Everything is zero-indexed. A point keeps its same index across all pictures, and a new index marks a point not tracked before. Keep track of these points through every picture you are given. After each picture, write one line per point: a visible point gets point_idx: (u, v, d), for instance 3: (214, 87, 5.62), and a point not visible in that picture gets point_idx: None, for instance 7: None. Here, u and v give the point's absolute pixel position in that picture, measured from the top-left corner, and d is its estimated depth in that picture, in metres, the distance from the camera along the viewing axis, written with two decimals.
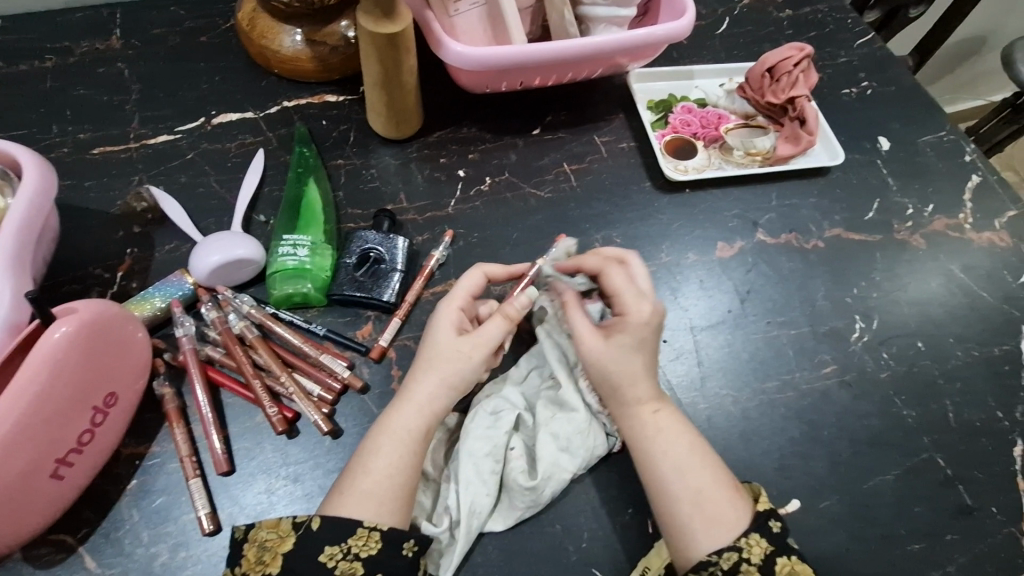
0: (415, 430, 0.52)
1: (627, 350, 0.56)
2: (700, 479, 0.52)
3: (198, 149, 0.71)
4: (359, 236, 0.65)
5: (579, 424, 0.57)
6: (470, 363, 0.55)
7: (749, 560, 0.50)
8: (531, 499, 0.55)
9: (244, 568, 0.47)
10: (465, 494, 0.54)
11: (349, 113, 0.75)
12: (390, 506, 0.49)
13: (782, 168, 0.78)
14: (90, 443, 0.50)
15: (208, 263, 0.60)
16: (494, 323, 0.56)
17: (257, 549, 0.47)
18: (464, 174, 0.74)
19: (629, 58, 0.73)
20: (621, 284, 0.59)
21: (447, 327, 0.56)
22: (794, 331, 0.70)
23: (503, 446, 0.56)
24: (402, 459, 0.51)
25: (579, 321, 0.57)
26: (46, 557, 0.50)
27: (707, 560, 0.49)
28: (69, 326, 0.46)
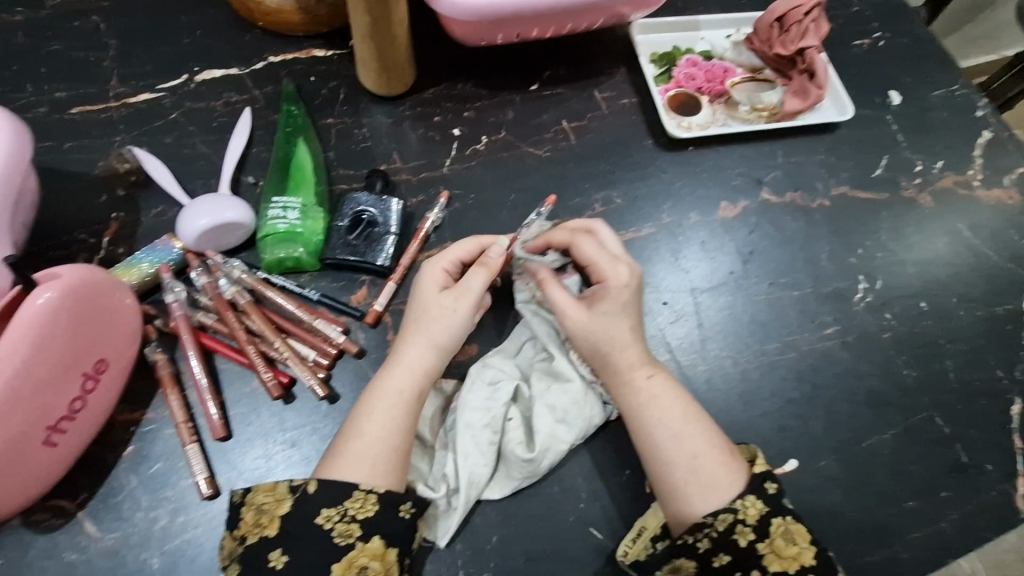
0: (413, 394, 0.52)
1: (611, 316, 0.56)
2: (695, 443, 0.52)
3: (181, 108, 0.68)
4: (351, 198, 0.63)
5: (574, 395, 0.56)
6: (457, 318, 0.54)
7: (744, 522, 0.50)
8: (528, 470, 0.55)
9: (243, 531, 0.47)
10: (463, 464, 0.54)
11: (338, 69, 0.72)
12: (387, 470, 0.48)
13: (790, 124, 0.76)
14: (83, 410, 0.49)
15: (196, 227, 0.58)
16: (476, 275, 0.55)
17: (254, 512, 0.47)
18: (459, 133, 0.72)
19: (632, 7, 0.69)
20: (594, 254, 0.58)
21: (441, 290, 0.55)
22: (797, 292, 0.69)
23: (501, 417, 0.55)
24: (400, 423, 0.50)
25: (558, 295, 0.56)
26: (45, 522, 0.50)
27: (702, 523, 0.50)
28: (53, 292, 0.44)
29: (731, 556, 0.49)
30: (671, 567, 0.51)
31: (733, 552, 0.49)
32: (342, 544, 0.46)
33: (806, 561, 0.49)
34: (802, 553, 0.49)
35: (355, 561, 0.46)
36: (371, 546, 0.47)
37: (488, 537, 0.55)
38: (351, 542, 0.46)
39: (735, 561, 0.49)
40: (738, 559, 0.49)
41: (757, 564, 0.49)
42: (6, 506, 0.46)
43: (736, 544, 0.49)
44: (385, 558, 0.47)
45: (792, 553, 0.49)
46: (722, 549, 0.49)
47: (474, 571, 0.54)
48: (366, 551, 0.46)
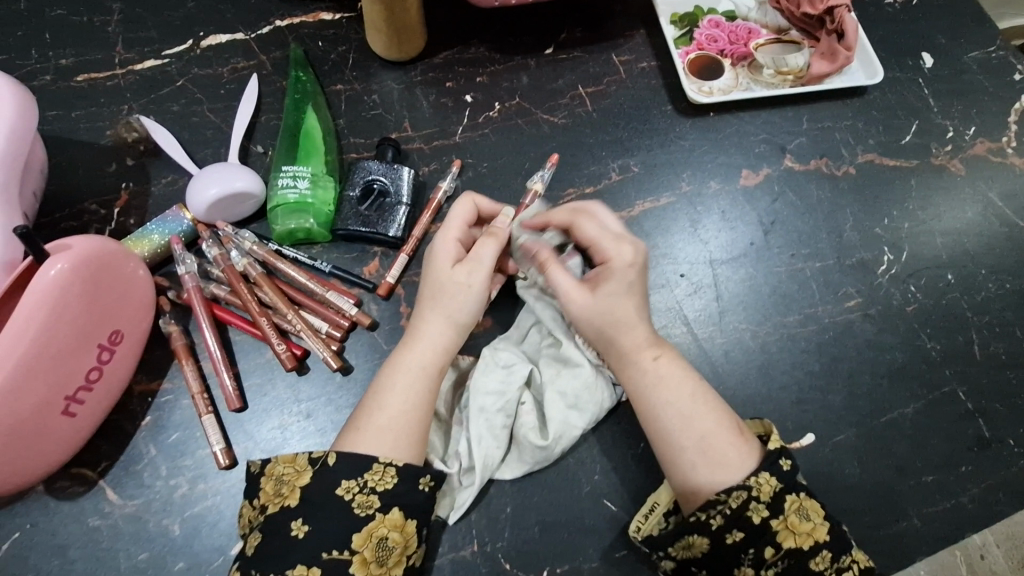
0: (428, 366, 0.51)
1: (616, 298, 0.53)
2: (704, 424, 0.50)
3: (188, 75, 0.66)
4: (362, 167, 0.62)
5: (585, 379, 0.55)
6: (472, 291, 0.53)
7: (757, 498, 0.48)
8: (541, 456, 0.54)
9: (264, 500, 0.46)
10: (477, 447, 0.54)
11: (347, 32, 0.70)
12: (404, 442, 0.48)
13: (817, 88, 0.72)
14: (100, 380, 0.49)
15: (206, 197, 0.57)
16: (486, 244, 0.54)
17: (274, 482, 0.47)
18: (472, 99, 0.69)
19: None
20: (597, 233, 0.55)
21: (451, 261, 0.53)
22: (819, 264, 0.67)
23: (514, 401, 0.55)
24: (414, 394, 0.50)
25: (561, 278, 0.54)
26: (68, 489, 0.51)
27: (715, 499, 0.47)
28: (66, 262, 0.44)
29: (743, 533, 0.47)
30: (681, 543, 0.49)
31: (746, 529, 0.47)
32: (362, 515, 0.45)
33: (820, 537, 0.47)
34: (816, 528, 0.48)
35: (375, 532, 0.45)
36: (392, 518, 0.46)
37: (503, 508, 0.55)
38: (371, 514, 0.45)
39: (748, 538, 0.47)
40: (752, 536, 0.47)
41: (770, 541, 0.47)
42: (28, 475, 0.47)
43: (749, 521, 0.47)
44: (405, 529, 0.46)
45: (807, 529, 0.47)
46: (735, 526, 0.47)
47: (489, 540, 0.54)
48: (386, 522, 0.46)
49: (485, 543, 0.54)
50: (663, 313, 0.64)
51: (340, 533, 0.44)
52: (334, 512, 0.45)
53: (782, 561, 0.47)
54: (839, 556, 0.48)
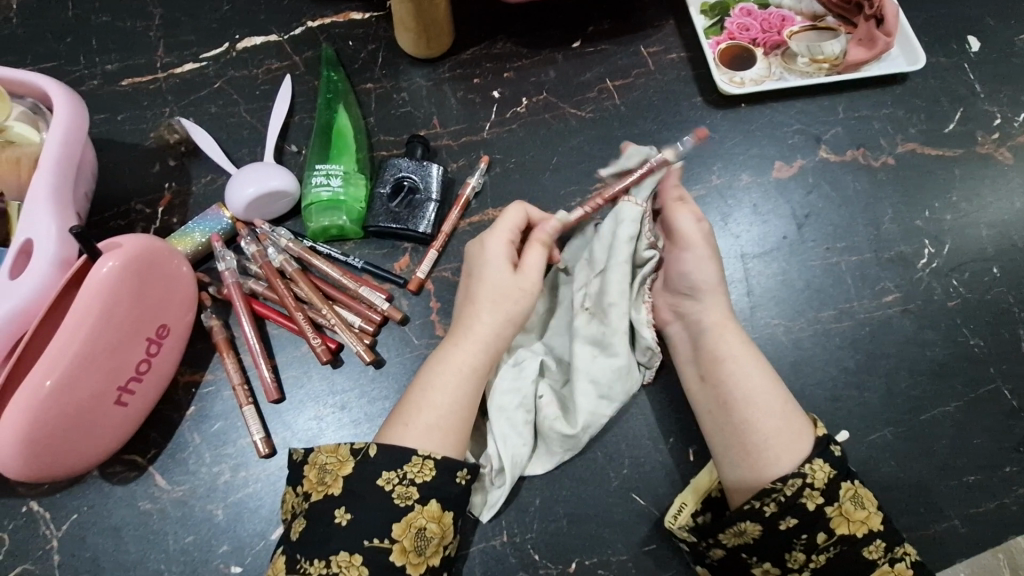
0: (462, 361, 0.52)
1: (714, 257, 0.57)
2: (777, 400, 0.50)
3: (225, 77, 0.69)
4: (392, 164, 0.63)
5: (618, 367, 0.55)
6: (524, 297, 0.54)
7: (812, 485, 0.47)
8: (570, 445, 0.55)
9: (308, 488, 0.48)
10: (505, 447, 0.54)
11: (376, 31, 0.71)
12: (440, 437, 0.49)
13: (854, 76, 0.70)
14: (148, 372, 0.52)
15: (244, 196, 0.59)
16: (534, 252, 0.55)
17: (317, 471, 0.48)
18: (500, 94, 0.70)
19: None
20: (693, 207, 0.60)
21: (499, 261, 0.54)
22: (856, 257, 0.65)
23: (532, 396, 0.56)
24: (449, 388, 0.51)
25: (687, 220, 0.55)
26: (120, 474, 0.53)
27: (770, 487, 0.47)
28: (116, 260, 0.46)
29: (797, 519, 0.46)
30: (732, 531, 0.48)
31: (801, 517, 0.46)
32: (401, 506, 0.46)
33: (874, 526, 0.47)
34: (870, 516, 0.47)
35: (413, 523, 0.46)
36: (430, 508, 0.47)
37: (532, 500, 0.56)
38: (410, 505, 0.47)
39: (801, 524, 0.46)
40: (805, 522, 0.46)
41: (824, 527, 0.46)
42: (85, 461, 0.50)
43: (804, 508, 0.46)
44: (443, 520, 0.47)
45: (861, 517, 0.47)
46: (789, 513, 0.46)
47: (518, 531, 0.55)
48: (425, 513, 0.47)
49: (515, 534, 0.55)
50: None
51: (379, 521, 0.46)
52: (372, 501, 0.46)
53: (835, 547, 0.46)
54: (892, 546, 0.47)
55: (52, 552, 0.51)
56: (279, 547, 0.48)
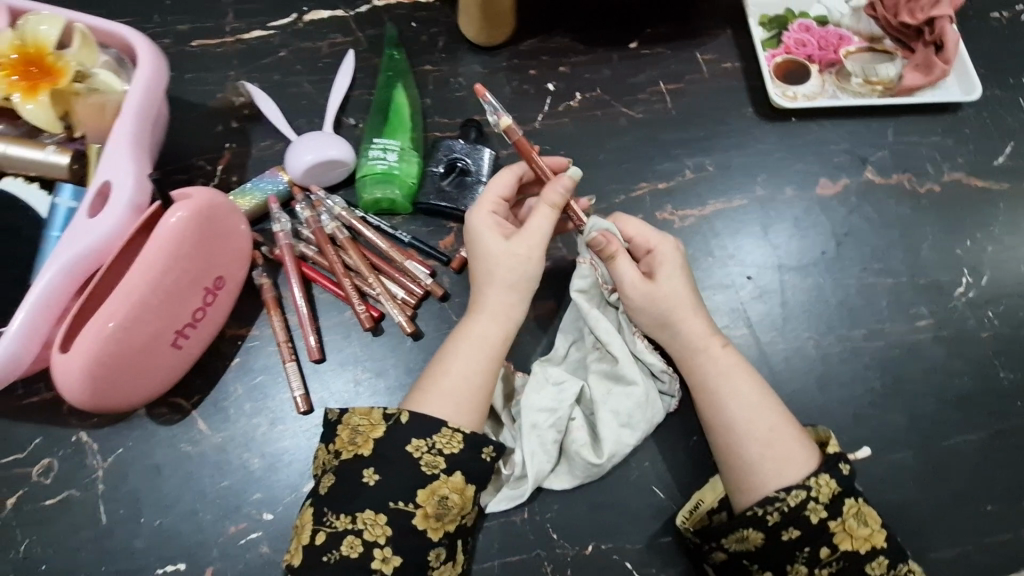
0: (485, 335, 0.54)
1: (674, 281, 0.57)
2: (765, 419, 0.51)
3: (290, 47, 0.70)
4: (446, 145, 0.65)
5: (638, 398, 0.56)
6: (529, 260, 0.55)
7: (816, 499, 0.48)
8: (592, 471, 0.56)
9: (339, 446, 0.50)
10: (530, 460, 0.55)
11: (439, 17, 0.73)
12: (459, 411, 0.51)
13: (906, 101, 0.71)
14: (203, 320, 0.54)
15: (301, 163, 0.61)
16: (542, 214, 0.55)
17: (350, 431, 0.50)
18: (553, 87, 0.71)
19: None
20: (648, 237, 0.58)
21: (489, 231, 0.56)
22: (892, 280, 0.66)
23: (565, 417, 0.57)
24: (479, 363, 0.53)
25: (627, 268, 0.56)
26: (165, 416, 0.56)
27: (773, 496, 0.48)
28: (185, 211, 0.49)
29: (800, 531, 0.48)
30: (735, 536, 0.49)
31: (803, 528, 0.48)
32: (428, 474, 0.48)
33: (877, 543, 0.48)
34: (873, 533, 0.48)
35: (437, 491, 0.48)
36: (454, 480, 0.49)
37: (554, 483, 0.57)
38: (435, 473, 0.48)
39: (805, 536, 0.48)
40: (809, 535, 0.48)
41: (827, 541, 0.48)
42: (140, 398, 0.52)
43: (807, 520, 0.48)
44: (464, 493, 0.49)
45: (864, 534, 0.48)
46: (792, 524, 0.48)
47: (539, 510, 0.57)
48: (449, 483, 0.48)
49: (536, 514, 0.57)
50: (726, 313, 0.64)
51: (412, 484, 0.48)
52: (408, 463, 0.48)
53: (838, 562, 0.48)
54: (895, 563, 0.48)
55: (97, 482, 0.54)
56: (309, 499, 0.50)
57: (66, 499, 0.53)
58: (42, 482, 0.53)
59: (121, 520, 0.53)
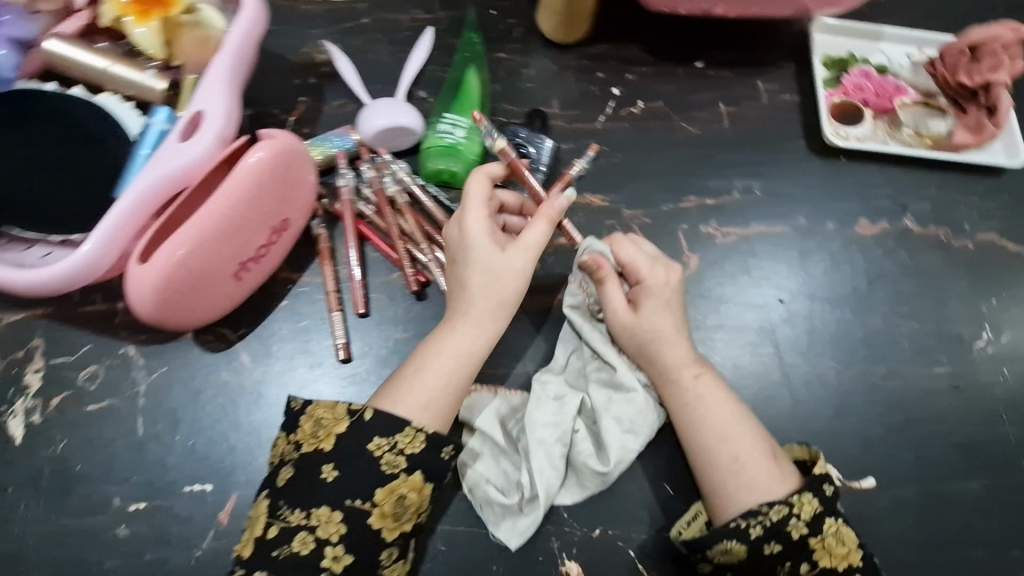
0: (463, 345, 0.55)
1: (657, 315, 0.58)
2: (730, 448, 0.54)
3: (373, 15, 0.73)
4: (511, 131, 0.68)
5: (639, 404, 0.58)
6: (517, 272, 0.55)
7: (798, 516, 0.50)
8: (601, 479, 0.58)
9: (299, 437, 0.51)
10: (539, 477, 0.56)
11: (518, 9, 0.75)
12: (425, 412, 0.52)
13: (951, 158, 0.73)
14: (264, 256, 0.56)
15: (373, 126, 0.64)
16: (536, 228, 0.56)
17: (312, 423, 0.51)
18: (618, 92, 0.74)
19: None
20: (643, 261, 0.59)
21: (483, 237, 0.55)
22: (916, 325, 0.68)
23: (569, 429, 0.58)
24: (454, 372, 0.54)
25: (614, 295, 0.58)
26: (212, 344, 0.58)
27: (756, 510, 0.50)
28: (265, 152, 0.51)
29: (781, 546, 0.50)
30: (720, 548, 0.51)
31: (784, 543, 0.50)
32: (388, 472, 0.49)
33: (854, 561, 0.50)
34: (850, 552, 0.50)
35: (396, 490, 0.49)
36: (414, 479, 0.50)
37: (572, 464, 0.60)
38: (395, 472, 0.49)
39: (784, 551, 0.50)
40: (788, 549, 0.50)
41: (806, 556, 0.50)
42: (196, 321, 0.55)
43: (788, 536, 0.50)
44: (422, 492, 0.50)
45: (842, 552, 0.50)
46: (773, 538, 0.50)
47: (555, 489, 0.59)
48: (408, 482, 0.49)
49: None
50: (755, 331, 0.66)
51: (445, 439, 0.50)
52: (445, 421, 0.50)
53: None
54: None
55: (139, 396, 0.56)
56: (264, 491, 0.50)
57: (108, 407, 0.55)
58: (87, 388, 0.56)
59: (156, 435, 0.55)
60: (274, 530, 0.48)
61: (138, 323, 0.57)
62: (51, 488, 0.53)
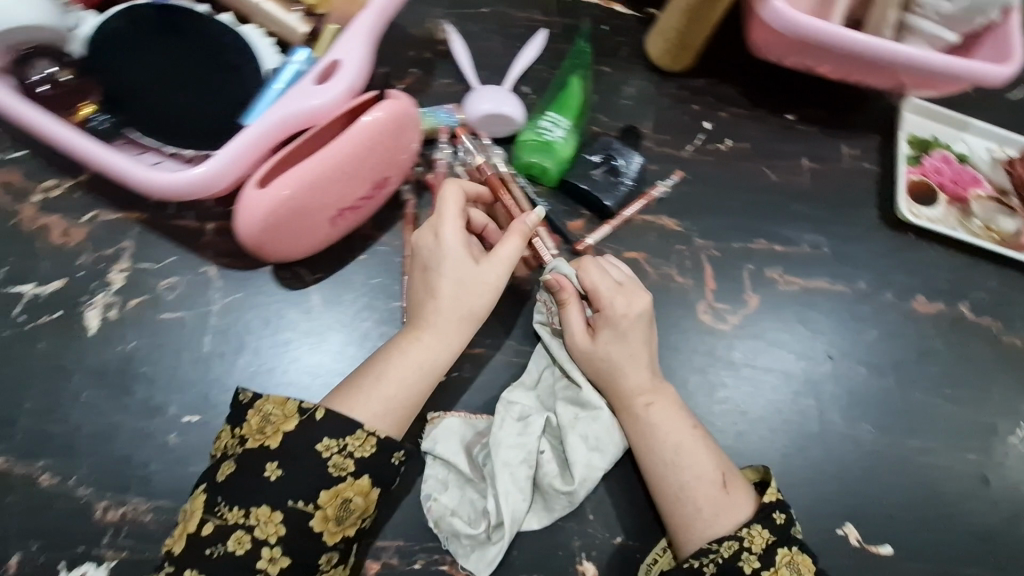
0: (429, 357, 0.57)
1: (614, 343, 0.60)
2: (681, 475, 0.56)
3: (493, 7, 0.75)
4: (605, 140, 0.70)
5: (605, 421, 0.60)
6: (488, 287, 0.58)
7: (749, 550, 0.53)
8: (567, 500, 0.59)
9: (246, 433, 0.51)
10: (505, 502, 0.58)
11: (630, 29, 0.77)
12: (379, 414, 0.53)
13: (1015, 256, 0.74)
14: (360, 210, 0.59)
15: (478, 109, 0.66)
16: (511, 242, 0.59)
17: (260, 419, 0.51)
18: (709, 127, 0.76)
19: (913, 83, 0.70)
20: (607, 287, 0.61)
21: (458, 245, 0.57)
22: (955, 408, 0.69)
23: (534, 451, 0.60)
24: (414, 378, 0.56)
25: (575, 318, 0.61)
26: (288, 281, 0.60)
27: (708, 548, 0.53)
28: (381, 114, 0.53)
29: None
30: None
31: None
32: (334, 475, 0.50)
33: None
34: None
35: (341, 493, 0.50)
36: (360, 483, 0.50)
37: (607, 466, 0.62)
38: (341, 475, 0.50)
39: None
40: None
41: None
42: (288, 256, 0.57)
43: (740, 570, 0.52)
44: (368, 497, 0.51)
45: None
46: None
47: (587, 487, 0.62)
48: (354, 487, 0.50)
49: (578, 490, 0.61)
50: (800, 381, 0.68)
51: None
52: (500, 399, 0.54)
53: None
54: None
55: (211, 314, 0.58)
56: (202, 485, 0.51)
57: (180, 318, 0.57)
58: (165, 296, 0.58)
59: (222, 354, 0.57)
60: (210, 527, 0.49)
61: (224, 246, 0.60)
62: (114, 383, 0.55)
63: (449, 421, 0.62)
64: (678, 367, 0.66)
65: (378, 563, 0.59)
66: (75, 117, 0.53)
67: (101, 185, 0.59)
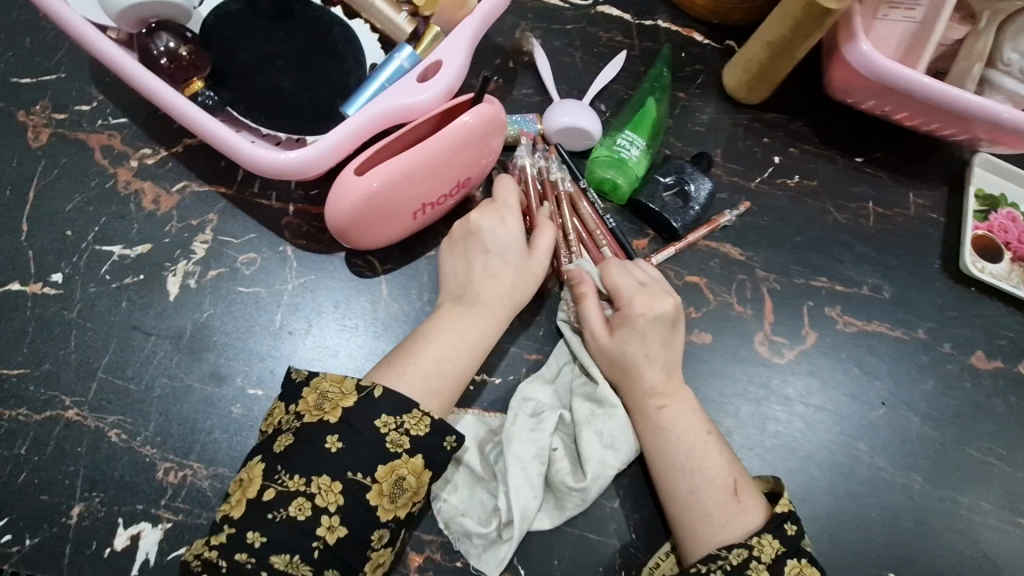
0: (471, 339, 0.57)
1: (632, 342, 0.60)
2: (691, 479, 0.56)
3: (576, 26, 0.77)
4: (679, 163, 0.70)
5: (622, 421, 0.60)
6: (533, 278, 0.60)
7: (758, 559, 0.53)
8: (579, 498, 0.59)
9: (304, 409, 0.51)
10: (515, 498, 0.58)
11: (708, 58, 0.78)
12: (426, 391, 0.53)
13: None
14: (440, 205, 0.60)
15: (558, 122, 0.68)
16: (545, 234, 0.61)
17: (317, 396, 0.51)
18: (778, 161, 0.76)
19: (988, 137, 0.69)
20: (629, 286, 0.62)
21: (490, 230, 0.60)
22: (1010, 469, 0.68)
23: (547, 448, 0.60)
24: (454, 357, 0.56)
25: (593, 311, 0.62)
26: (359, 267, 0.62)
27: (715, 555, 0.53)
28: (472, 118, 0.54)
29: None
30: None
31: None
32: (391, 451, 0.49)
33: None
34: None
35: (396, 469, 0.49)
36: (414, 462, 0.50)
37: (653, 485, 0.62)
38: (398, 452, 0.49)
39: None
40: None
41: None
42: (372, 244, 0.58)
43: None
44: (421, 476, 0.50)
45: None
46: None
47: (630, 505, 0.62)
48: (409, 464, 0.50)
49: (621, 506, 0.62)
50: (849, 423, 0.68)
51: None
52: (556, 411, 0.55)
53: None
54: None
55: (284, 292, 0.61)
56: (258, 454, 0.50)
57: (255, 293, 0.60)
58: (243, 270, 0.61)
59: (292, 331, 0.60)
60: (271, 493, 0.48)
61: (301, 228, 0.62)
62: (190, 347, 0.58)
63: (464, 416, 0.62)
64: (731, 397, 0.67)
65: (420, 556, 0.59)
66: (187, 90, 0.55)
67: (193, 159, 0.63)
